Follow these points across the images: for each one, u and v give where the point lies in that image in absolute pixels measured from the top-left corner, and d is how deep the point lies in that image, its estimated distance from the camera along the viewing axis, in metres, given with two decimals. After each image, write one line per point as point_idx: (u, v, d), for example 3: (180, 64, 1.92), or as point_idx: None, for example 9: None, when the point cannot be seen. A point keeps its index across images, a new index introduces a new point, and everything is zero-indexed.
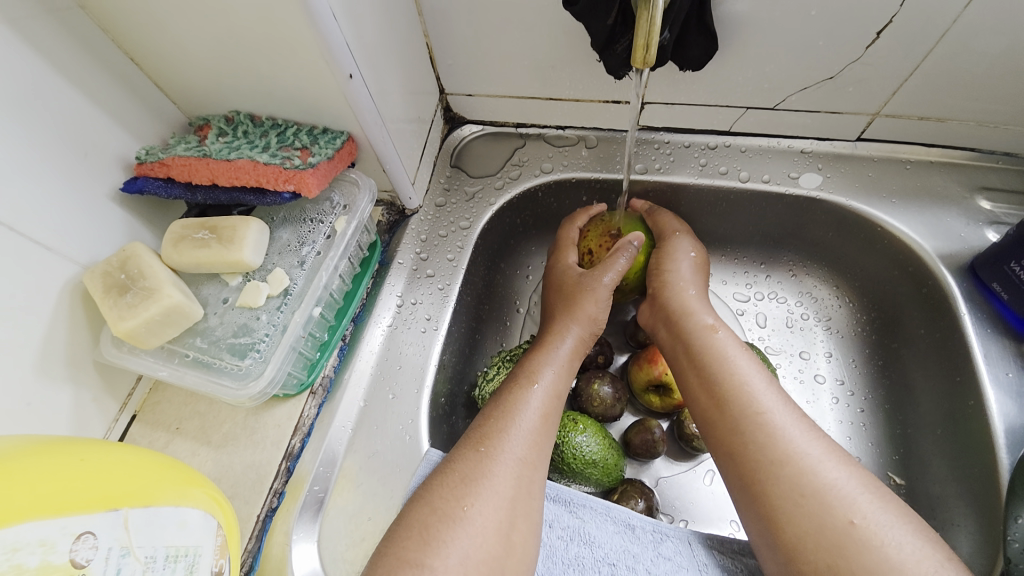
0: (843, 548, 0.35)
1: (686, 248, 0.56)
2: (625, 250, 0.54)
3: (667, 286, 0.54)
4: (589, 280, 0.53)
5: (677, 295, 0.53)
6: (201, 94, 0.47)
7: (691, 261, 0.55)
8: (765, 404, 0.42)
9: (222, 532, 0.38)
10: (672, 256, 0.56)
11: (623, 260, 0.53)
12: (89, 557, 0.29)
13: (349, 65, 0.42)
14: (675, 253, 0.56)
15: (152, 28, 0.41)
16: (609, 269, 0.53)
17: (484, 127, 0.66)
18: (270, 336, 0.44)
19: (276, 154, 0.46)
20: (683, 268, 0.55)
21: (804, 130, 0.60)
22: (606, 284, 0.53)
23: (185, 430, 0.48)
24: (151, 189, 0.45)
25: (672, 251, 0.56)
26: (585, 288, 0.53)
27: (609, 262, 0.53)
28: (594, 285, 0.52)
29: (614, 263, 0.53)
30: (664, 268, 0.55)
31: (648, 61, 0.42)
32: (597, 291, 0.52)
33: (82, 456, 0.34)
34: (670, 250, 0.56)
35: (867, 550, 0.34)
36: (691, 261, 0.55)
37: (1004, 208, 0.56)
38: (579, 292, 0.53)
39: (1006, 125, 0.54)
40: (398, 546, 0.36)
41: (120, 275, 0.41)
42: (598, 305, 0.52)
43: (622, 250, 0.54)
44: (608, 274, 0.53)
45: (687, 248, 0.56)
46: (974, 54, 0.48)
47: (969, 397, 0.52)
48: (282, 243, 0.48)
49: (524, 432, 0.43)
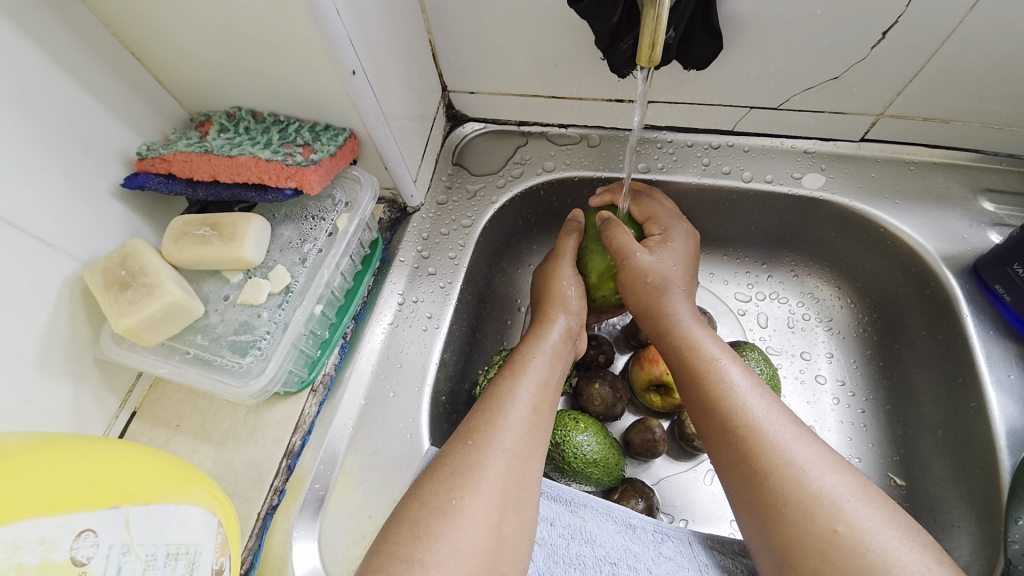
0: (828, 556, 0.35)
1: (642, 271, 0.52)
2: (572, 232, 0.59)
3: (642, 302, 0.52)
4: (554, 263, 0.57)
5: (657, 309, 0.51)
6: (203, 90, 0.47)
7: (645, 286, 0.52)
8: (751, 415, 0.42)
9: (222, 530, 0.38)
10: (631, 282, 0.52)
11: (574, 239, 0.58)
12: (90, 555, 0.29)
13: (352, 61, 0.42)
14: (632, 281, 0.52)
15: (153, 24, 0.41)
16: (565, 249, 0.57)
17: (486, 125, 0.66)
18: (272, 333, 0.44)
19: (278, 151, 0.45)
20: (646, 294, 0.52)
21: (807, 130, 0.60)
22: (567, 263, 0.56)
23: (185, 427, 0.47)
24: (152, 185, 0.45)
25: (630, 277, 0.52)
26: (549, 275, 0.56)
27: (563, 244, 0.58)
28: (558, 265, 0.56)
29: (565, 244, 0.58)
30: (628, 292, 0.53)
31: (653, 59, 0.42)
32: (561, 269, 0.56)
33: (82, 453, 0.34)
34: (627, 279, 0.53)
35: (854, 557, 0.34)
36: (649, 286, 0.52)
37: (1008, 209, 0.56)
38: (550, 284, 0.55)
39: (1011, 127, 0.54)
40: (391, 543, 0.36)
41: (121, 271, 0.41)
42: (567, 280, 0.55)
43: (568, 231, 0.59)
44: (568, 252, 0.57)
45: (645, 271, 0.52)
46: (980, 55, 0.48)
47: (970, 398, 0.52)
48: (284, 240, 0.48)
49: (514, 424, 0.43)
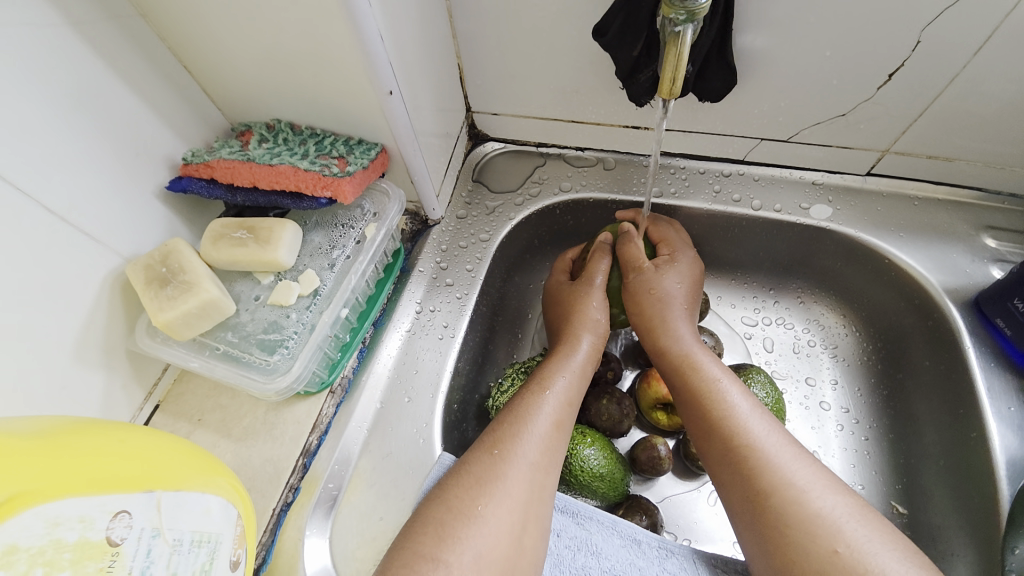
0: None
1: (648, 283, 0.55)
2: (602, 250, 0.58)
3: (648, 312, 0.54)
4: (583, 286, 0.57)
5: (660, 321, 0.54)
6: (246, 102, 0.50)
7: (650, 298, 0.55)
8: (750, 433, 0.43)
9: (241, 522, 0.39)
10: (639, 297, 0.55)
11: (606, 260, 0.58)
12: (123, 536, 0.30)
13: (390, 82, 0.44)
14: (639, 294, 0.55)
15: (206, 40, 0.44)
16: (596, 271, 0.57)
17: (506, 145, 0.68)
18: (299, 334, 0.46)
19: (315, 162, 0.48)
20: (651, 306, 0.54)
21: (815, 163, 0.62)
22: (597, 288, 0.57)
23: (206, 422, 0.49)
24: (194, 188, 0.47)
25: (636, 290, 0.56)
26: (580, 297, 0.57)
27: (593, 265, 0.58)
28: (588, 289, 0.57)
29: (597, 266, 0.58)
30: (633, 306, 0.56)
31: (673, 92, 0.44)
32: (591, 296, 0.56)
33: (119, 440, 0.35)
34: (634, 293, 0.56)
35: None
36: (655, 297, 0.55)
37: (1009, 246, 0.58)
38: (578, 305, 0.56)
39: (1012, 167, 0.56)
40: (413, 541, 0.37)
41: (161, 268, 0.43)
42: (596, 306, 0.56)
43: (600, 252, 0.58)
44: (597, 275, 0.57)
45: (650, 284, 0.55)
46: (981, 98, 0.50)
47: (971, 428, 0.53)
48: (314, 245, 0.50)
49: (537, 437, 0.44)
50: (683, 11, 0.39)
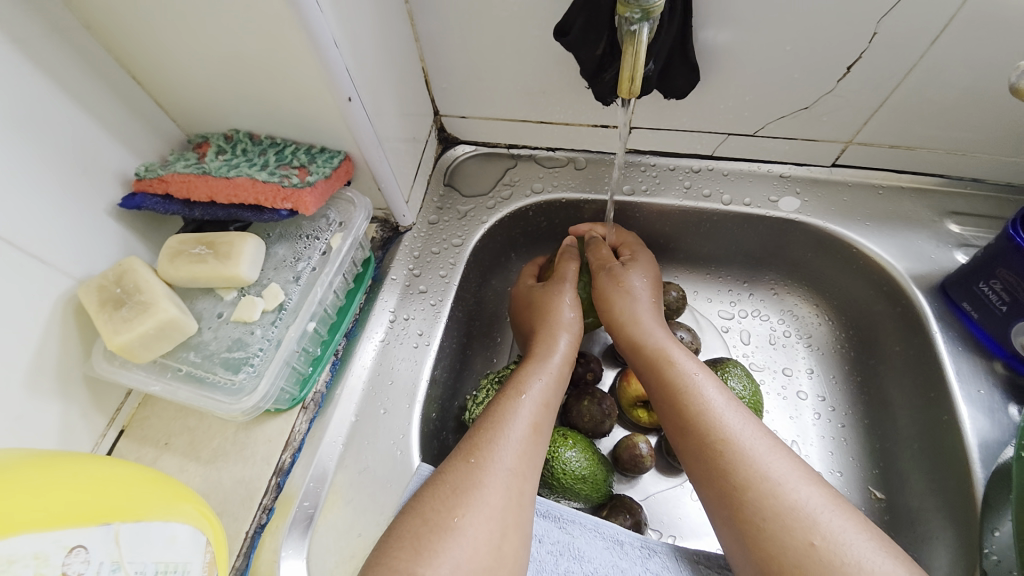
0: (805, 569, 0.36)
1: (615, 278, 0.56)
2: (569, 253, 0.60)
3: (618, 313, 0.54)
4: (556, 285, 0.58)
5: (632, 318, 0.54)
6: (203, 113, 0.48)
7: (619, 291, 0.55)
8: (725, 429, 0.43)
9: (211, 549, 0.38)
10: (608, 291, 0.56)
11: (574, 264, 0.59)
12: (80, 572, 0.29)
13: (348, 88, 0.43)
14: (608, 289, 0.56)
15: (154, 49, 0.42)
16: (566, 274, 0.58)
17: (477, 148, 0.68)
18: (265, 351, 0.44)
19: (275, 172, 0.47)
20: (621, 301, 0.55)
21: (783, 156, 0.63)
22: (568, 286, 0.57)
23: (173, 446, 0.47)
24: (149, 205, 0.46)
25: (607, 285, 0.56)
26: (551, 295, 0.57)
27: (564, 264, 0.59)
28: (559, 287, 0.57)
29: (566, 267, 0.59)
30: (603, 304, 0.56)
31: (633, 92, 0.44)
32: (563, 290, 0.57)
33: (75, 471, 0.34)
34: (603, 288, 0.56)
35: (829, 570, 0.35)
36: (623, 291, 0.55)
37: (973, 231, 0.60)
38: (550, 305, 0.56)
39: (972, 153, 0.57)
40: (390, 556, 0.37)
41: (116, 289, 0.42)
42: (567, 305, 0.56)
43: (567, 255, 0.60)
44: (567, 275, 0.58)
45: (618, 278, 0.56)
46: (940, 87, 0.51)
47: (943, 412, 0.54)
48: (278, 258, 0.49)
49: (514, 443, 0.43)
50: (639, 9, 0.39)
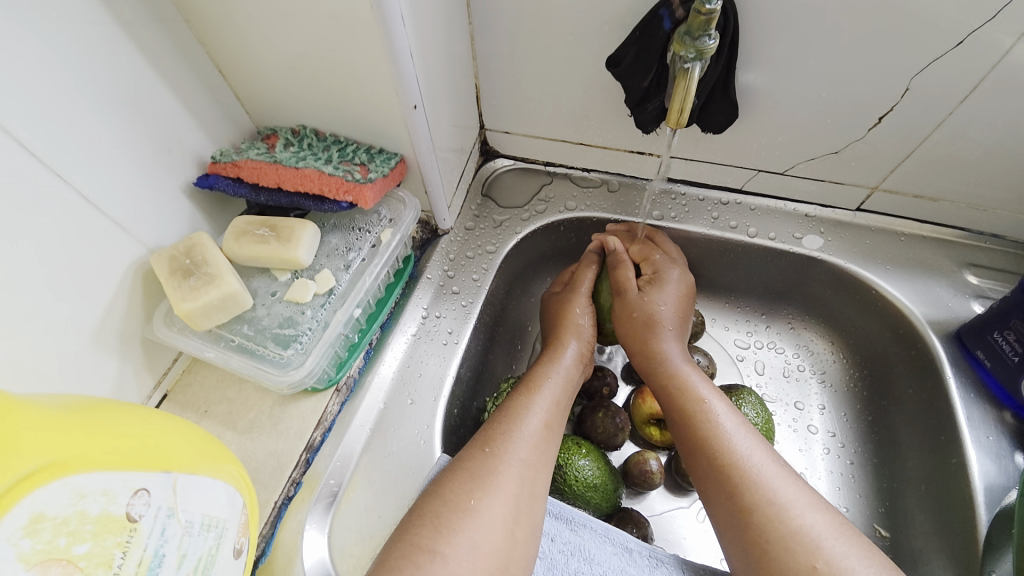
0: None
1: (629, 306, 0.56)
2: (588, 264, 0.62)
3: (632, 328, 0.56)
4: (570, 294, 0.60)
5: (643, 334, 0.55)
6: (275, 108, 0.52)
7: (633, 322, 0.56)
8: (734, 450, 0.45)
9: (246, 511, 0.40)
10: (619, 313, 0.57)
11: (591, 271, 0.61)
12: (141, 512, 0.31)
13: (414, 97, 0.47)
14: (620, 313, 0.57)
15: (242, 47, 0.46)
16: (582, 279, 0.61)
17: (515, 163, 0.71)
18: (313, 330, 0.47)
19: (338, 167, 0.50)
20: (634, 329, 0.56)
21: (809, 196, 0.65)
22: (582, 294, 0.60)
23: (213, 414, 0.50)
24: (220, 186, 0.50)
25: (621, 309, 0.57)
26: (565, 302, 0.59)
27: (580, 275, 0.61)
28: (572, 295, 0.60)
29: (582, 276, 0.61)
30: (619, 318, 0.58)
31: (681, 122, 0.48)
32: (576, 300, 0.59)
33: (142, 418, 0.36)
34: (616, 307, 0.58)
35: None
36: (636, 322, 0.56)
37: (990, 283, 0.61)
38: (565, 311, 0.59)
39: (993, 209, 0.60)
40: (413, 533, 0.38)
41: (185, 260, 0.45)
42: (581, 310, 0.58)
43: (586, 262, 0.62)
44: (583, 283, 0.60)
45: (632, 307, 0.56)
46: (966, 143, 0.54)
47: (952, 455, 0.55)
48: (331, 247, 0.52)
49: (527, 436, 0.46)
50: (693, 49, 0.42)
